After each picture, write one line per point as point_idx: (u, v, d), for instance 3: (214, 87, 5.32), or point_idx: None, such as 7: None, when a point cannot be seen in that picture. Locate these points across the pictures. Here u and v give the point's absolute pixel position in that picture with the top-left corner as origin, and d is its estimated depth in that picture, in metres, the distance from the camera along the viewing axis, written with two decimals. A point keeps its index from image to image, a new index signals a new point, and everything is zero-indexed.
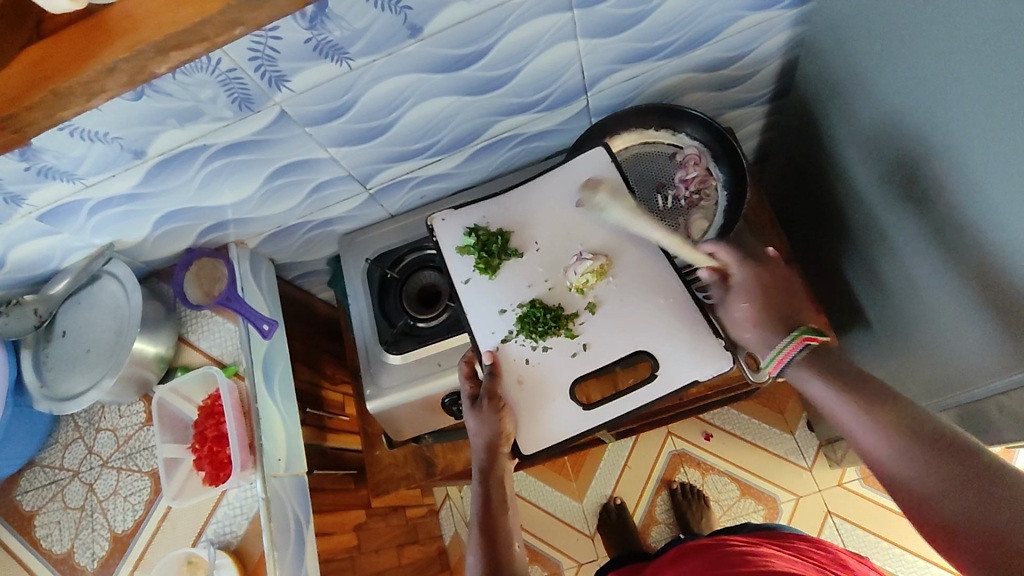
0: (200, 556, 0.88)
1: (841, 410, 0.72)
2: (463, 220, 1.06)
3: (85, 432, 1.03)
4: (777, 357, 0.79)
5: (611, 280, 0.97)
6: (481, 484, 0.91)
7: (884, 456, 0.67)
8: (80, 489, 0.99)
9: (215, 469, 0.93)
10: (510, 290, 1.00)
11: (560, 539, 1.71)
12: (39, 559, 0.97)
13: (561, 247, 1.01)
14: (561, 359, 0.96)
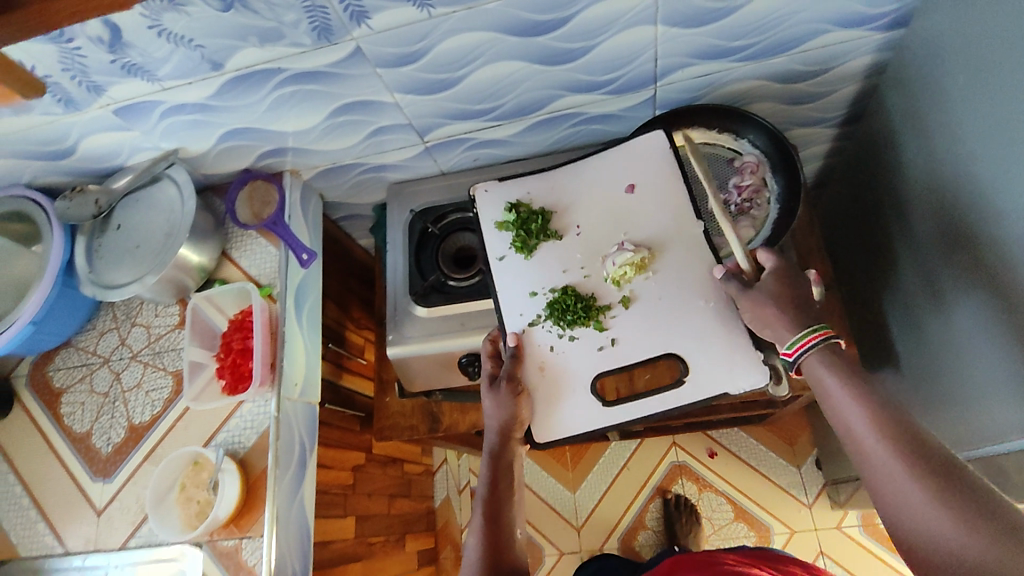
0: (207, 459, 0.91)
1: (855, 417, 0.69)
2: (506, 195, 1.07)
3: (121, 324, 1.08)
4: (800, 341, 0.76)
5: (650, 275, 0.95)
6: (489, 466, 0.91)
7: (892, 473, 0.65)
8: (107, 377, 1.04)
9: (235, 382, 0.96)
10: (544, 274, 1.00)
11: (548, 525, 1.71)
12: (60, 434, 1.03)
13: (604, 235, 1.00)
14: (586, 350, 0.94)
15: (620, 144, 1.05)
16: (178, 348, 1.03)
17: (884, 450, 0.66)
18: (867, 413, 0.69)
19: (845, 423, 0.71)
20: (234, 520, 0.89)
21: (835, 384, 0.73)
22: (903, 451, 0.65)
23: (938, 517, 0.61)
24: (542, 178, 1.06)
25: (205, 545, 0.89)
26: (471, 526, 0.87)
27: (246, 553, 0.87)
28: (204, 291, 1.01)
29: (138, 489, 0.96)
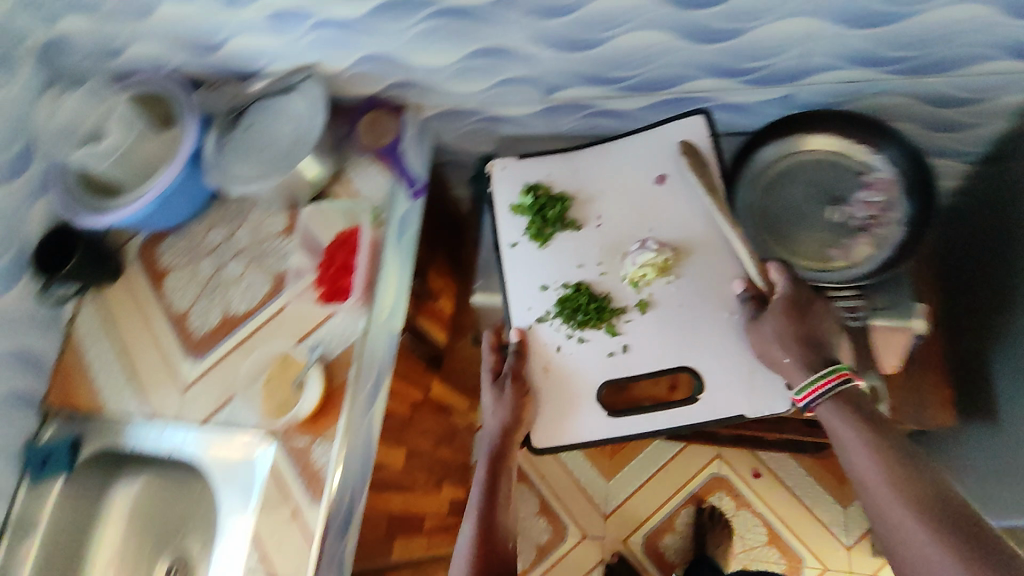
0: (297, 359, 0.98)
1: (869, 468, 0.77)
2: (526, 173, 1.13)
3: (231, 220, 1.13)
4: (811, 386, 0.83)
5: (672, 278, 1.01)
6: (484, 462, 0.99)
7: (902, 521, 0.72)
8: (212, 266, 1.10)
9: (328, 296, 1.01)
10: (553, 270, 1.07)
11: (576, 507, 1.70)
12: (161, 309, 1.09)
13: (623, 232, 1.06)
14: (595, 353, 1.01)
15: (648, 134, 1.09)
16: (283, 253, 1.07)
17: (895, 499, 0.73)
18: (880, 464, 0.76)
19: (860, 474, 0.78)
20: (310, 420, 0.93)
21: (852, 436, 0.79)
22: (913, 501, 0.72)
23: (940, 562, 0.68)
24: (565, 165, 1.12)
25: (279, 438, 0.93)
26: (469, 507, 0.96)
27: (316, 455, 0.91)
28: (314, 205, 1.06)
29: (225, 375, 1.01)
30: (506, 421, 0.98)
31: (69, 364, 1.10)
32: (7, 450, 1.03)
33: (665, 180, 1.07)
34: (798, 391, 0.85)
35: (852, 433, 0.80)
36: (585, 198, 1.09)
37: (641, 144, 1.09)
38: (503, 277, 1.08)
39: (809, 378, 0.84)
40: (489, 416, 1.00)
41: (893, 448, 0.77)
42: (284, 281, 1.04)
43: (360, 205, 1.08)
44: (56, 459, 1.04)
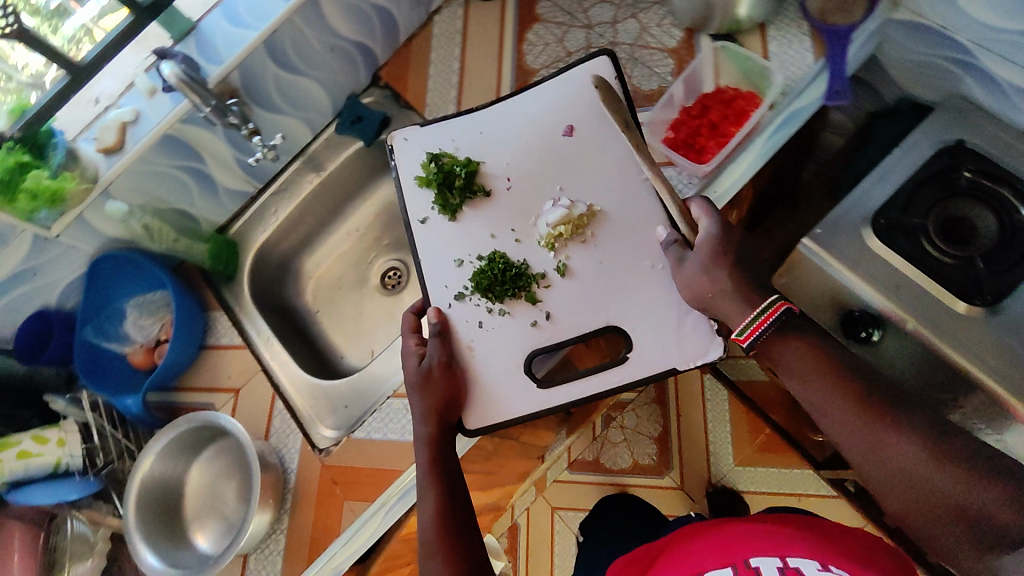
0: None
1: (823, 389, 0.64)
2: (427, 141, 0.89)
3: (625, 6, 1.00)
4: (755, 323, 0.66)
5: (589, 238, 0.81)
6: (427, 445, 0.76)
7: (873, 435, 0.60)
8: (581, 41, 1.00)
9: (678, 148, 0.87)
10: (468, 238, 0.84)
11: (692, 462, 1.53)
12: (513, 54, 1.04)
13: (535, 189, 0.84)
14: (517, 326, 0.81)
15: (554, 78, 0.87)
16: (659, 74, 0.93)
17: (860, 412, 0.61)
18: (833, 382, 0.64)
19: (812, 399, 0.65)
20: None
21: (806, 364, 0.65)
22: (876, 412, 0.61)
23: (925, 472, 0.58)
24: (482, 118, 0.88)
25: None
26: (421, 491, 0.74)
27: None
28: (727, 45, 0.88)
29: None
30: (442, 400, 0.77)
31: (414, 51, 1.12)
32: (335, 92, 1.10)
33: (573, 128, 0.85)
34: (738, 332, 0.68)
35: (799, 356, 0.66)
36: (486, 158, 0.86)
37: (542, 96, 0.86)
38: (414, 261, 0.85)
39: (743, 319, 0.68)
40: (415, 402, 0.79)
41: (826, 358, 0.65)
42: (648, 104, 0.92)
43: (762, 68, 0.87)
44: (364, 125, 1.11)
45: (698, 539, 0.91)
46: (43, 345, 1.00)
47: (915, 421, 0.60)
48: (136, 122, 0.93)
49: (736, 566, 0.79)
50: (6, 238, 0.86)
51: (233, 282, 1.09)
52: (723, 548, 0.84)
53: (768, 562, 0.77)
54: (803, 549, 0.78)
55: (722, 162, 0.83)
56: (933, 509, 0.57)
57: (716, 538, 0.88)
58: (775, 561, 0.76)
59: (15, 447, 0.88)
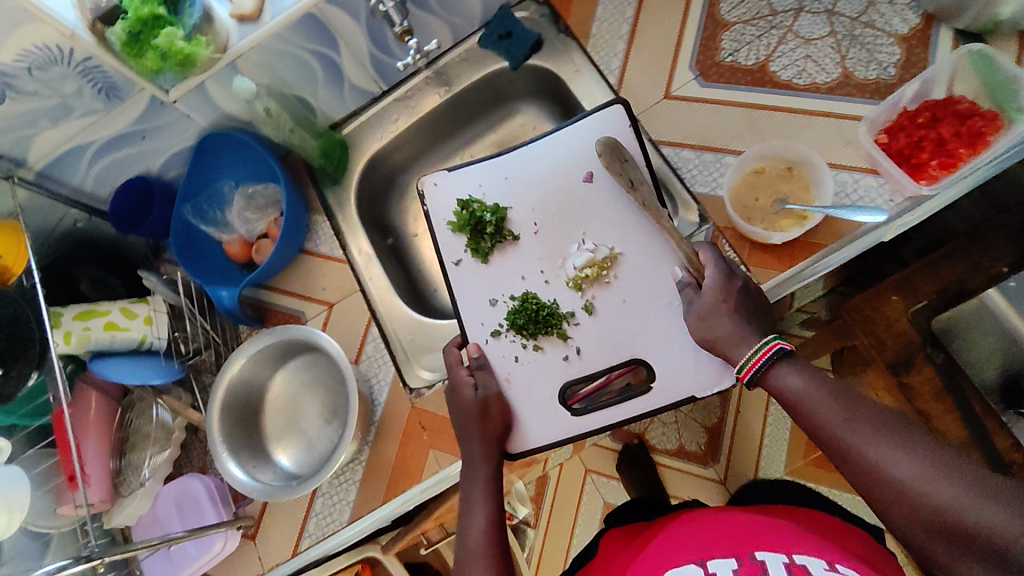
0: (811, 194, 0.79)
1: (819, 407, 0.58)
2: (458, 188, 0.81)
3: None
4: (753, 358, 0.63)
5: (614, 279, 0.75)
6: (484, 463, 0.71)
7: (871, 451, 0.54)
8: (793, 3, 0.84)
9: (892, 156, 0.77)
10: (500, 280, 0.78)
11: (741, 464, 1.35)
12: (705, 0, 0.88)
13: (561, 231, 0.77)
14: (548, 363, 0.76)
15: (568, 126, 0.79)
16: (883, 62, 0.80)
17: (856, 427, 0.56)
18: (828, 399, 0.58)
19: (809, 419, 0.59)
20: (754, 244, 0.79)
21: (801, 386, 0.60)
22: (872, 428, 0.55)
23: (926, 488, 0.51)
24: (503, 165, 0.80)
25: (709, 226, 0.80)
26: (470, 504, 0.69)
27: None
28: (987, 51, 0.73)
29: (710, 119, 0.84)
30: (481, 416, 0.73)
31: None
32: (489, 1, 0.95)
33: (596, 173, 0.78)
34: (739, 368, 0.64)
35: (800, 379, 0.61)
36: (512, 200, 0.79)
37: (557, 137, 0.79)
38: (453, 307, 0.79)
39: (744, 355, 0.64)
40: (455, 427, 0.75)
41: (819, 382, 0.60)
42: (868, 96, 0.79)
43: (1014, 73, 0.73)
44: (511, 44, 0.96)
45: (697, 519, 0.67)
46: (142, 213, 0.94)
47: (920, 444, 0.53)
48: None
49: (740, 560, 0.56)
50: (123, 93, 0.76)
51: (338, 186, 1.00)
52: (722, 540, 0.60)
53: (774, 558, 0.55)
54: (841, 558, 0.56)
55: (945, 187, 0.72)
56: (942, 533, 0.50)
57: (719, 525, 0.64)
58: (781, 556, 0.55)
59: (104, 317, 0.82)
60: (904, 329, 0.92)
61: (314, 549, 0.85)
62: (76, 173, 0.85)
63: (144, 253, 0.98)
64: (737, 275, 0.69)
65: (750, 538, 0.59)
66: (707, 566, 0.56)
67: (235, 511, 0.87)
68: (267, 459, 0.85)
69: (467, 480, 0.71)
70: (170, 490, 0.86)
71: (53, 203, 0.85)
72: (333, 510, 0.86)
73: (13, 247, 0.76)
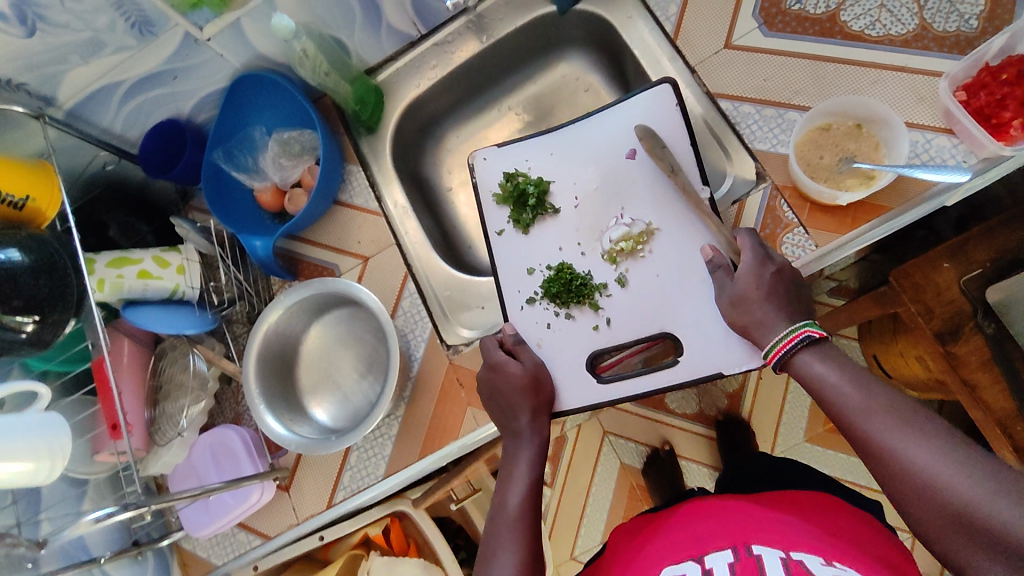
0: (880, 154, 0.75)
1: (845, 393, 0.58)
2: (508, 159, 0.84)
3: None
4: (777, 347, 0.64)
5: (648, 255, 0.76)
6: (529, 436, 0.72)
7: (892, 435, 0.54)
8: None
9: (971, 115, 0.73)
10: (536, 250, 0.81)
11: (759, 430, 1.28)
12: None
13: (601, 208, 0.79)
14: (578, 333, 0.77)
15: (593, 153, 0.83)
16: (963, 13, 0.76)
17: (881, 415, 0.56)
18: (855, 388, 0.58)
19: (832, 404, 0.59)
20: (815, 204, 0.75)
21: (825, 372, 0.60)
22: (895, 416, 0.55)
23: (946, 475, 0.51)
24: (544, 142, 0.83)
25: (767, 184, 0.77)
26: (510, 476, 0.70)
27: (786, 237, 0.75)
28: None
29: (772, 71, 0.79)
30: (522, 383, 0.73)
31: None
32: None
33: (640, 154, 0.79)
34: (766, 353, 0.65)
35: (826, 369, 0.60)
36: (555, 174, 0.82)
37: (603, 119, 0.81)
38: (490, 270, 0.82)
39: (771, 342, 0.64)
40: (497, 395, 0.75)
41: (843, 374, 0.60)
42: (948, 50, 0.75)
43: None
44: None
45: (707, 511, 0.67)
46: (174, 157, 0.91)
47: (939, 442, 0.53)
48: None
49: (737, 553, 0.58)
50: (156, 28, 0.74)
51: (373, 134, 0.97)
52: (721, 532, 0.62)
53: (771, 553, 0.57)
54: (844, 557, 0.57)
55: None
56: (953, 518, 0.50)
57: (724, 516, 0.65)
58: (778, 551, 0.57)
59: (138, 265, 0.80)
60: (955, 297, 0.89)
61: (348, 502, 0.85)
62: (106, 113, 0.81)
63: (172, 198, 0.95)
64: (771, 263, 0.68)
65: (748, 531, 0.61)
66: (706, 561, 0.59)
67: (270, 463, 0.86)
68: (303, 413, 0.84)
69: (516, 459, 0.71)
70: (206, 439, 0.86)
71: (83, 144, 0.82)
72: (368, 463, 0.85)
73: (46, 189, 0.72)
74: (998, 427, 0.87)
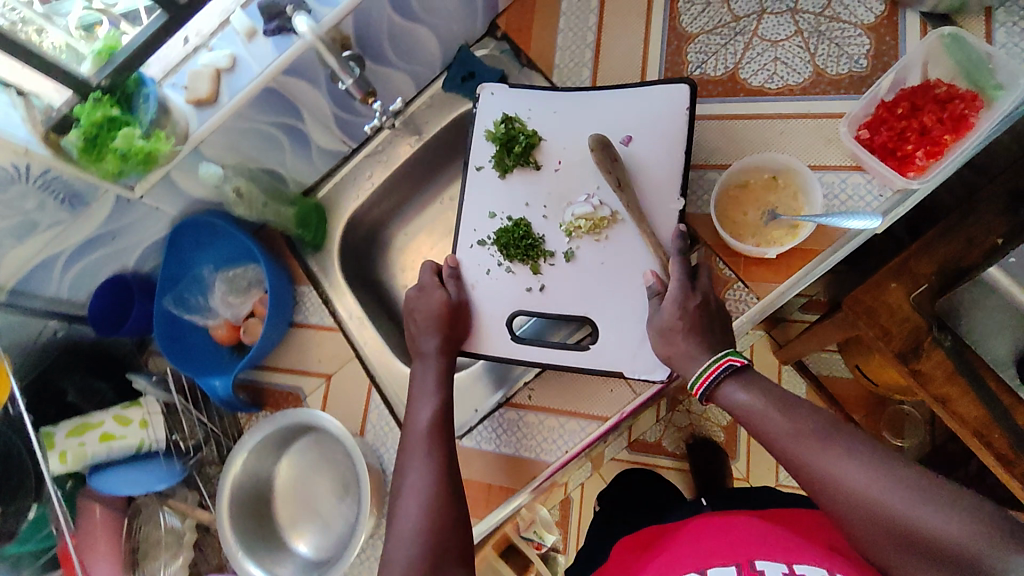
0: (801, 202, 0.76)
1: (769, 419, 0.60)
2: (512, 103, 0.86)
3: None
4: (701, 377, 0.65)
5: (600, 239, 0.80)
6: (434, 359, 0.78)
7: (823, 457, 0.56)
8: (753, 4, 0.84)
9: (876, 151, 0.75)
10: (506, 198, 0.84)
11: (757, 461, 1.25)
12: (664, 15, 0.88)
13: (576, 182, 0.82)
14: (512, 285, 0.82)
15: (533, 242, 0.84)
16: (852, 54, 0.80)
17: (809, 436, 0.57)
18: (778, 412, 0.60)
19: (761, 432, 0.61)
20: (749, 259, 0.77)
21: (749, 400, 0.62)
22: (820, 436, 0.57)
23: (879, 492, 0.52)
24: (556, 98, 0.85)
25: (701, 247, 0.80)
26: (420, 398, 0.76)
27: (728, 293, 0.78)
28: (958, 33, 0.73)
29: None
30: (436, 312, 0.79)
31: None
32: (446, 43, 0.93)
33: (631, 141, 0.80)
34: (693, 384, 0.66)
35: (751, 398, 0.62)
36: (552, 133, 0.84)
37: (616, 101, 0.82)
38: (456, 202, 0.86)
39: (694, 374, 0.66)
40: (416, 316, 0.80)
41: (768, 400, 0.61)
42: (845, 91, 0.79)
43: (977, 40, 0.72)
44: (475, 84, 0.95)
45: (715, 529, 0.68)
46: (123, 314, 0.92)
47: (867, 455, 0.55)
48: (232, 70, 0.79)
49: (740, 568, 0.59)
50: (87, 198, 0.76)
51: (319, 249, 0.98)
52: (726, 544, 0.64)
53: (774, 567, 0.57)
54: (846, 565, 0.57)
55: (933, 178, 0.72)
56: (893, 533, 0.52)
57: (731, 532, 0.66)
58: (781, 568, 0.57)
59: (98, 429, 0.79)
60: (909, 314, 0.92)
61: None
62: (49, 283, 0.82)
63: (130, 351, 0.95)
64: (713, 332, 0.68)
65: (751, 545, 0.62)
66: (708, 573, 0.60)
67: None
68: (285, 550, 0.83)
69: (422, 373, 0.78)
70: None
71: (29, 318, 0.82)
72: None
73: None
74: (978, 439, 0.87)
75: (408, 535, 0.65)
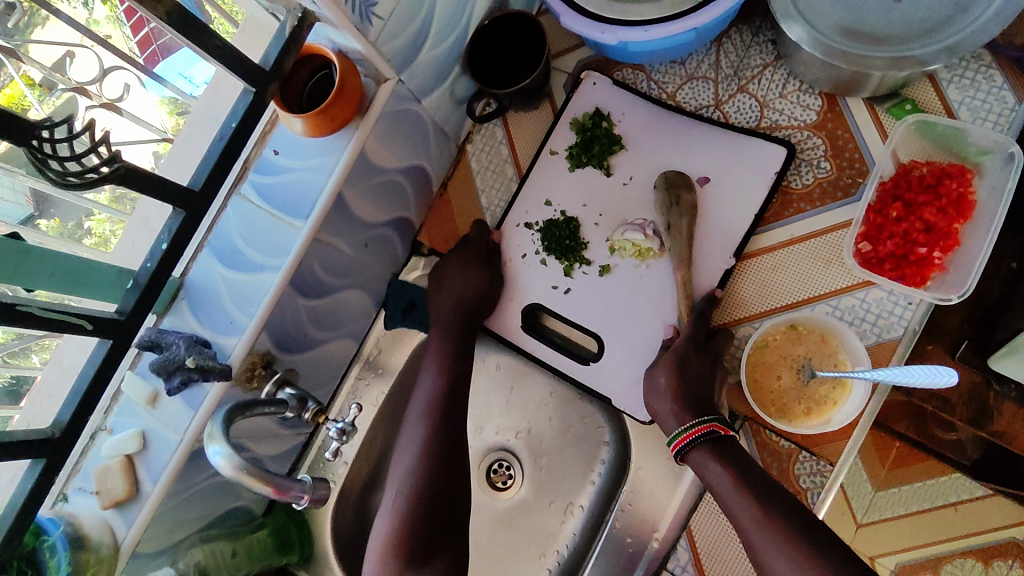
0: (833, 345, 0.67)
1: (733, 505, 0.60)
2: (608, 98, 0.77)
3: (723, 79, 0.76)
4: (678, 436, 0.65)
5: (642, 269, 0.74)
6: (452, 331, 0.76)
7: (773, 550, 0.55)
8: None
9: (884, 262, 0.66)
10: (567, 190, 0.77)
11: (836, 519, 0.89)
12: None
13: (639, 206, 0.75)
14: (541, 277, 0.78)
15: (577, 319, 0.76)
16: (811, 158, 0.72)
17: (763, 524, 0.56)
18: (746, 495, 0.59)
19: (728, 512, 0.60)
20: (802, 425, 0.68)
21: (720, 476, 0.61)
22: (777, 528, 0.55)
23: None
24: (649, 109, 0.76)
25: (743, 421, 0.70)
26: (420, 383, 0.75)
27: (795, 468, 0.68)
28: (924, 118, 0.66)
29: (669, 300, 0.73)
30: (467, 289, 0.77)
31: (455, 200, 0.83)
32: (373, 286, 0.81)
33: (706, 178, 0.72)
34: (671, 439, 0.66)
35: (722, 476, 0.61)
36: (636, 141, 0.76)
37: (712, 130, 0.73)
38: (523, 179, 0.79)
39: (677, 431, 0.66)
40: (446, 278, 0.78)
41: (738, 472, 0.61)
42: (822, 203, 0.71)
43: (945, 120, 0.66)
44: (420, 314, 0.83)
45: None
46: None
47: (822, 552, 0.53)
48: (145, 450, 0.64)
49: None
50: None
51: (310, 561, 0.82)
52: None
53: None
54: None
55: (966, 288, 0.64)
56: None
57: None
58: None
59: None
60: (960, 377, 0.77)
61: None
62: None
63: None
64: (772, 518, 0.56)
65: None
66: None
67: None
68: None
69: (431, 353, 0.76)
70: None
71: None
72: None
73: None
74: None
75: (384, 525, 0.65)
